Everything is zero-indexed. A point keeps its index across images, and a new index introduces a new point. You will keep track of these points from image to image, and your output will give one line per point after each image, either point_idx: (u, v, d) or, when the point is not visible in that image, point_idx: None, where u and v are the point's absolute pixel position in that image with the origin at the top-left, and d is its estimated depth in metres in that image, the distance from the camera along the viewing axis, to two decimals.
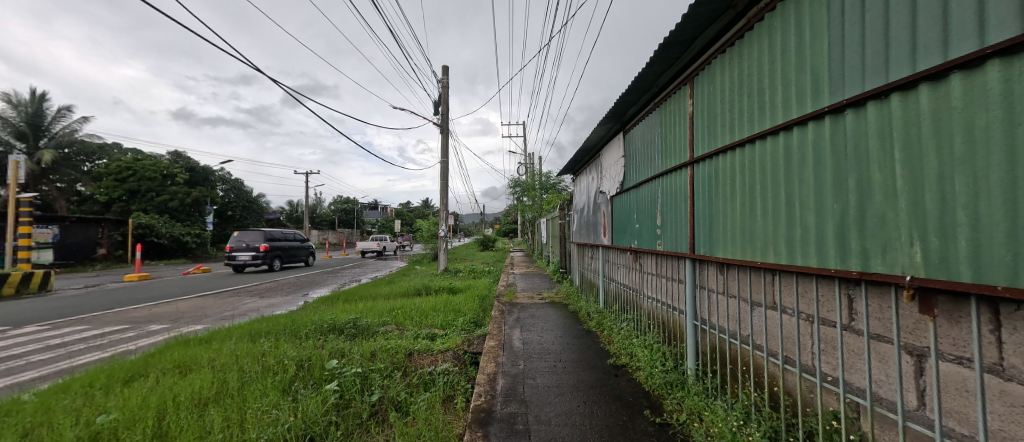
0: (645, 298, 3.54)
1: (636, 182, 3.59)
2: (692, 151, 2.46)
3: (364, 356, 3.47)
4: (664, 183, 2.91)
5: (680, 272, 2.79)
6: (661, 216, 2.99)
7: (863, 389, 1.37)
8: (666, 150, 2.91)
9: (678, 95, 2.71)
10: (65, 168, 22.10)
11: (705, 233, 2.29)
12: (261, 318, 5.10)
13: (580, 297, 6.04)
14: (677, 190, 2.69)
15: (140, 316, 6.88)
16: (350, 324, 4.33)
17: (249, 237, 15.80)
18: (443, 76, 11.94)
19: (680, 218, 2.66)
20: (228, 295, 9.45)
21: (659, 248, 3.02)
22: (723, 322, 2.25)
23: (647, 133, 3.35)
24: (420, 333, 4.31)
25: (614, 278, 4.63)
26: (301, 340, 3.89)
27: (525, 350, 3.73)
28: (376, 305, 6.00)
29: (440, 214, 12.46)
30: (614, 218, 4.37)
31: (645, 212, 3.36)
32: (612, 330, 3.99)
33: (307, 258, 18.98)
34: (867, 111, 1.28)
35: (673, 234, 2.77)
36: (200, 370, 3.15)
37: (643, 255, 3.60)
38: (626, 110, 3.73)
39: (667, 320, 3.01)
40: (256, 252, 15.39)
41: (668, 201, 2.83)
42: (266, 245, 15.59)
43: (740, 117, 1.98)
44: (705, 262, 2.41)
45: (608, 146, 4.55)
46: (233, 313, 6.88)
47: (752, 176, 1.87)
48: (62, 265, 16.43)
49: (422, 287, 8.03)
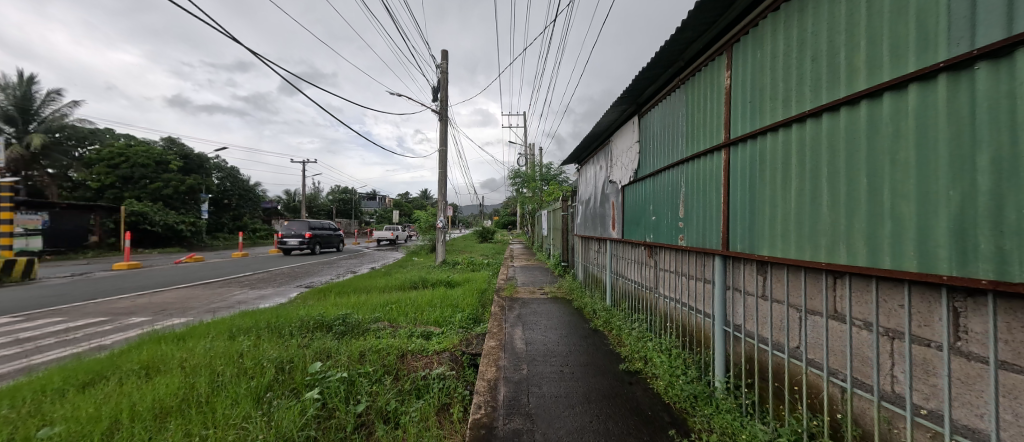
0: (660, 298, 3.24)
1: (653, 170, 3.25)
2: (727, 132, 2.11)
3: (352, 358, 3.18)
4: (689, 170, 2.57)
5: (708, 270, 2.47)
6: (684, 208, 2.66)
7: (980, 431, 1.06)
8: (692, 132, 2.55)
9: (711, 68, 2.32)
10: (57, 154, 21.62)
11: (744, 227, 1.96)
12: (245, 312, 4.79)
13: (584, 293, 5.75)
14: (705, 178, 2.36)
15: (124, 307, 6.58)
16: (340, 321, 4.03)
17: (295, 226, 18.64)
18: (442, 61, 11.49)
19: (709, 209, 2.32)
20: (218, 285, 9.14)
21: (681, 243, 2.70)
22: (763, 331, 1.95)
23: (667, 114, 3.00)
24: (414, 331, 4.00)
25: (624, 274, 4.34)
26: (285, 339, 3.58)
27: (529, 352, 3.44)
28: (370, 299, 5.72)
29: (438, 204, 12.10)
30: (625, 210, 4.04)
31: (663, 203, 3.04)
32: (623, 331, 3.69)
33: (338, 244, 21.39)
34: (1008, 64, 0.90)
35: (699, 227, 2.45)
36: (168, 373, 2.86)
37: (658, 251, 3.28)
38: (644, 90, 3.35)
39: (687, 323, 2.73)
40: (302, 239, 18.20)
41: (695, 192, 2.50)
42: (311, 232, 18.40)
43: (798, 86, 1.60)
44: (741, 260, 2.08)
45: (620, 131, 4.18)
46: (220, 305, 6.59)
47: (816, 159, 1.50)
48: (52, 252, 16.10)
49: (419, 280, 7.73)
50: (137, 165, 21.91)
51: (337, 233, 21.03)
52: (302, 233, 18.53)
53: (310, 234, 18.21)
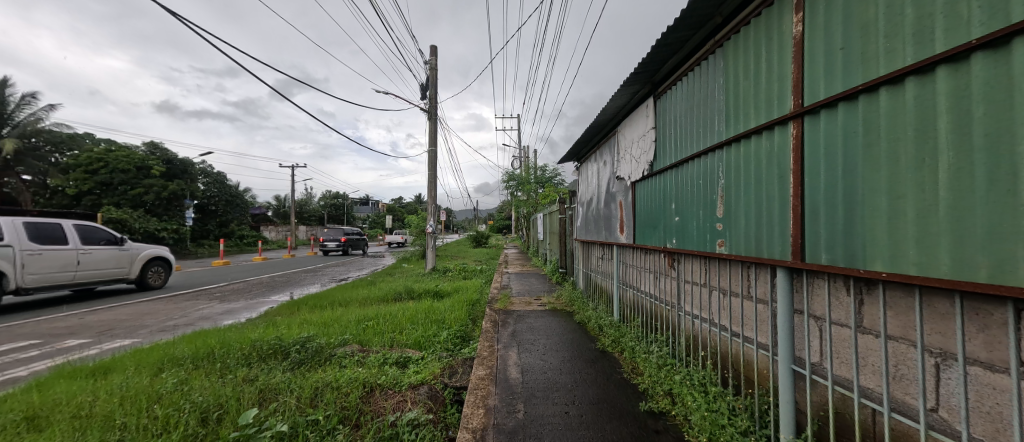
0: (686, 316, 2.66)
1: (675, 161, 2.67)
2: (800, 100, 1.52)
3: (303, 400, 2.50)
4: (732, 156, 1.99)
5: (765, 288, 1.88)
6: (723, 206, 2.08)
7: None
8: (737, 106, 1.96)
9: (769, 16, 1.74)
10: (31, 159, 20.60)
11: (833, 230, 1.38)
12: (192, 335, 4.06)
13: (587, 304, 5.12)
14: (759, 166, 1.77)
15: (67, 326, 5.76)
16: (299, 346, 3.35)
17: (331, 233, 21.50)
18: (431, 57, 10.85)
19: (766, 207, 1.74)
20: (184, 298, 8.32)
21: (720, 249, 2.12)
22: (867, 381, 1.36)
23: (694, 90, 2.42)
24: (389, 357, 3.34)
25: (634, 285, 3.74)
26: (222, 374, 2.89)
27: (525, 385, 2.80)
28: (344, 315, 5.03)
29: (428, 208, 11.35)
30: (637, 210, 3.45)
31: (690, 201, 2.47)
32: (638, 355, 3.09)
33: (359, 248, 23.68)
34: None
35: (750, 231, 1.86)
36: (51, 429, 2.16)
37: (682, 258, 2.71)
38: (662, 63, 2.76)
39: (732, 353, 2.13)
40: (340, 243, 20.98)
41: (740, 184, 1.93)
42: (346, 237, 21.24)
43: (951, 3, 1.00)
44: (823, 276, 1.50)
45: (630, 118, 3.58)
46: (177, 322, 5.86)
47: (997, 118, 0.90)
48: None
49: (404, 290, 7.02)
50: (117, 171, 20.93)
51: (362, 239, 23.74)
52: (337, 237, 21.07)
53: (345, 238, 21.11)
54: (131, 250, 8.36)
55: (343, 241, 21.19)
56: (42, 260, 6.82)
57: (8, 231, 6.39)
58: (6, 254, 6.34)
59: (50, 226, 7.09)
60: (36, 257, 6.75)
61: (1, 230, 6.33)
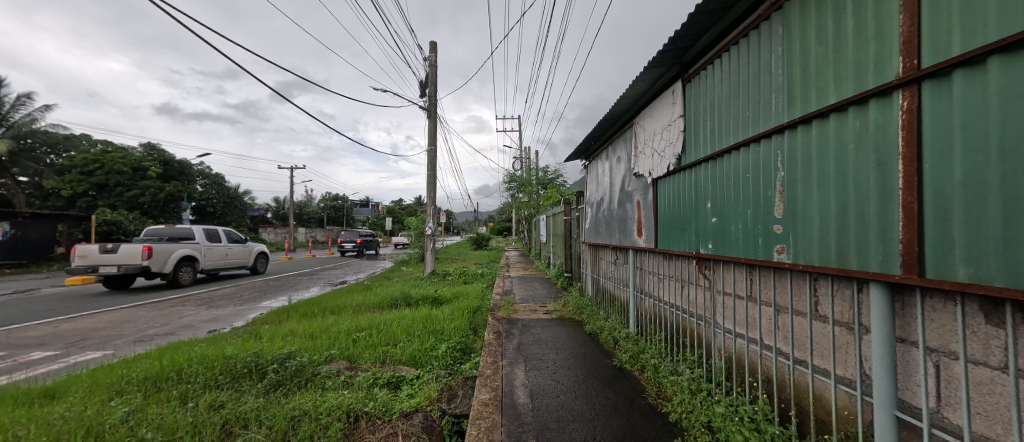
0: (726, 333, 2.28)
1: (710, 153, 2.30)
2: (916, 61, 1.13)
3: (270, 437, 2.09)
4: (798, 144, 1.61)
5: (846, 307, 1.50)
6: (784, 204, 1.70)
7: None
8: (805, 81, 1.59)
9: None
10: (25, 160, 20.19)
11: (976, 235, 0.99)
12: (161, 349, 3.65)
13: (597, 313, 4.73)
14: (843, 151, 1.39)
15: (36, 336, 5.33)
16: (278, 365, 2.95)
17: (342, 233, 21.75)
18: (430, 53, 10.47)
19: (853, 205, 1.36)
20: (170, 304, 7.90)
21: (779, 256, 1.74)
22: None
23: (740, 68, 2.04)
24: (379, 377, 2.92)
25: (654, 294, 3.36)
26: (181, 401, 2.48)
27: (537, 414, 2.41)
28: (335, 324, 4.64)
29: (426, 209, 10.95)
30: (659, 211, 3.07)
31: (732, 200, 2.10)
32: (664, 376, 2.70)
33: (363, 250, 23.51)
34: None
35: (826, 235, 1.49)
36: None
37: (719, 265, 2.32)
38: (696, 40, 2.37)
39: (795, 384, 1.75)
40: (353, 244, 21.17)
41: (811, 177, 1.55)
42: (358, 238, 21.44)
43: None
44: (951, 297, 1.12)
45: (652, 107, 3.21)
46: (156, 332, 5.45)
47: None
48: (16, 266, 14.50)
49: (400, 296, 6.61)
50: (114, 173, 20.35)
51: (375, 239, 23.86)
52: (352, 238, 21.39)
53: (360, 240, 21.55)
54: (249, 246, 12.56)
55: (359, 241, 21.53)
56: (212, 253, 11.04)
57: (199, 235, 10.68)
58: (198, 249, 10.53)
59: (212, 232, 11.31)
60: (209, 251, 10.96)
61: (194, 235, 10.51)
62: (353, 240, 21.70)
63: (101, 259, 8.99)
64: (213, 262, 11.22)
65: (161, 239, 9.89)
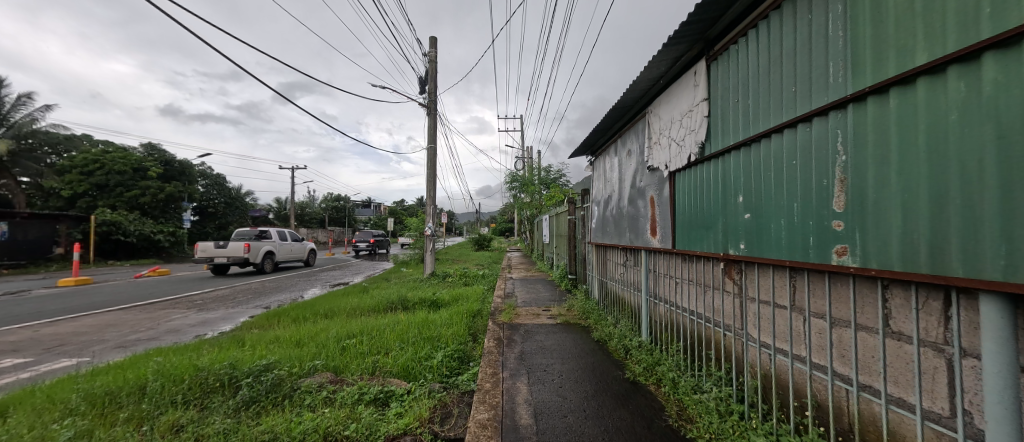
0: (763, 346, 1.97)
1: (744, 139, 2.00)
2: None
3: None
4: (869, 120, 1.31)
5: (936, 323, 1.18)
6: (847, 195, 1.40)
7: None
8: (880, 42, 1.27)
9: None
10: (26, 160, 20.19)
11: None
12: (133, 357, 3.40)
13: (605, 319, 4.43)
14: (942, 123, 1.08)
15: (14, 340, 5.10)
16: (252, 377, 2.67)
17: None
18: (430, 49, 10.21)
19: (957, 191, 1.04)
20: (160, 306, 7.65)
21: (838, 259, 1.44)
22: None
23: (784, 37, 1.74)
24: (365, 392, 2.61)
25: (669, 299, 3.04)
26: (135, 422, 2.20)
27: (542, 437, 2.12)
28: (324, 330, 4.35)
29: (426, 209, 10.65)
30: (677, 208, 2.77)
31: (774, 192, 1.79)
32: (686, 392, 2.39)
33: None
34: None
35: (910, 233, 1.18)
36: None
37: (753, 267, 2.02)
38: (728, 9, 2.05)
39: (859, 414, 1.44)
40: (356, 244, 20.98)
41: (888, 159, 1.24)
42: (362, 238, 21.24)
43: None
44: None
45: (669, 93, 2.90)
46: (142, 335, 5.24)
47: None
48: (14, 266, 14.34)
49: (396, 299, 6.32)
50: (114, 172, 20.20)
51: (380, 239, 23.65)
52: (366, 237, 21.41)
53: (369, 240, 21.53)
54: (305, 243, 15.44)
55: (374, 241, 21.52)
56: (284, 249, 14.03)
57: (277, 234, 13.71)
58: (275, 246, 13.39)
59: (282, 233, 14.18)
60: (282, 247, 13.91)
61: (274, 236, 13.40)
62: (365, 240, 21.68)
63: (216, 252, 11.89)
64: (284, 256, 14.22)
65: (253, 237, 12.79)
